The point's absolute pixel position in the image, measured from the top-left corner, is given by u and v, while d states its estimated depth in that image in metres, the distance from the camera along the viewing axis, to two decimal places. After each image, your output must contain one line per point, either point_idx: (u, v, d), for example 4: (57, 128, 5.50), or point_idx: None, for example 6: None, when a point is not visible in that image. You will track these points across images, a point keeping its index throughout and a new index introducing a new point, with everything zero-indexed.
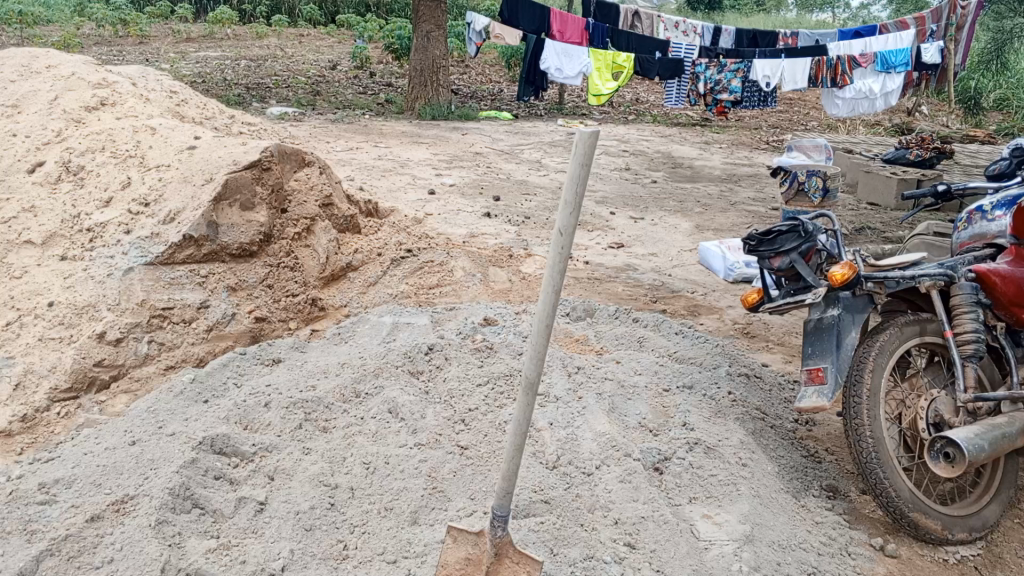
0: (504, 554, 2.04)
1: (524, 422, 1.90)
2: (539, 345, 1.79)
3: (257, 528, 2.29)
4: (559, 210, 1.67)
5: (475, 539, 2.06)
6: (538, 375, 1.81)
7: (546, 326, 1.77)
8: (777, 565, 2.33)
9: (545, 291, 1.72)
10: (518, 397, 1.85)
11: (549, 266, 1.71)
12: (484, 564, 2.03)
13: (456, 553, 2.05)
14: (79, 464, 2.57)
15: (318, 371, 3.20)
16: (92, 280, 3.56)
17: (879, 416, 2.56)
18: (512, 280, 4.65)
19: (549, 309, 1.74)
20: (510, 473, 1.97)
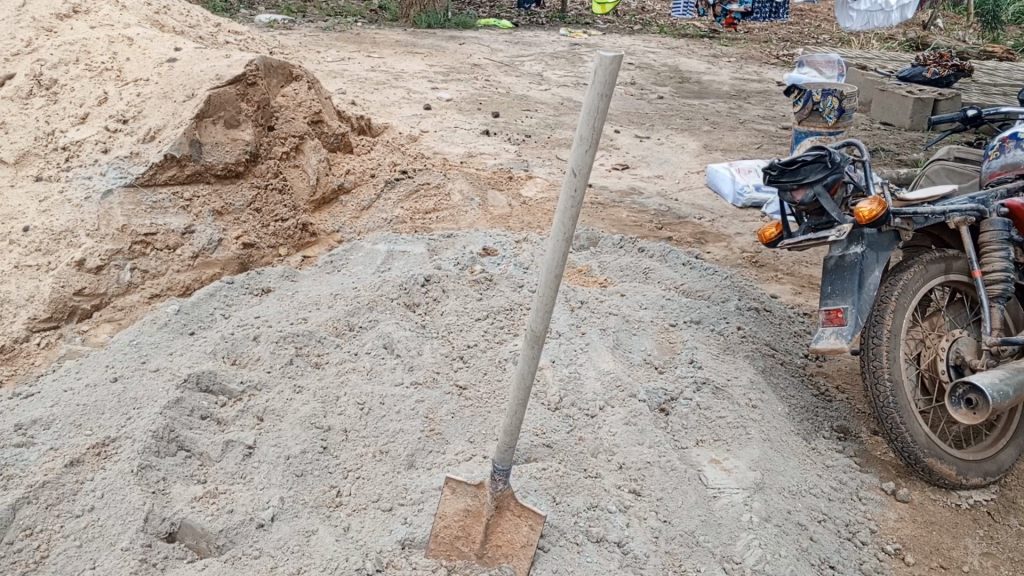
0: (505, 507, 1.99)
1: (526, 379, 1.77)
2: (545, 298, 1.64)
3: (245, 474, 2.19)
4: (572, 148, 1.50)
5: (475, 490, 2.01)
6: (544, 328, 1.67)
7: (554, 275, 1.62)
8: (788, 515, 2.24)
9: (554, 238, 1.56)
10: (523, 349, 1.72)
11: (559, 211, 1.55)
12: (483, 515, 1.98)
13: (456, 503, 2.00)
14: (57, 402, 2.45)
15: (309, 303, 3.05)
16: (69, 204, 3.38)
17: (899, 358, 2.43)
18: (512, 204, 4.47)
19: (558, 258, 1.58)
20: (512, 430, 1.85)
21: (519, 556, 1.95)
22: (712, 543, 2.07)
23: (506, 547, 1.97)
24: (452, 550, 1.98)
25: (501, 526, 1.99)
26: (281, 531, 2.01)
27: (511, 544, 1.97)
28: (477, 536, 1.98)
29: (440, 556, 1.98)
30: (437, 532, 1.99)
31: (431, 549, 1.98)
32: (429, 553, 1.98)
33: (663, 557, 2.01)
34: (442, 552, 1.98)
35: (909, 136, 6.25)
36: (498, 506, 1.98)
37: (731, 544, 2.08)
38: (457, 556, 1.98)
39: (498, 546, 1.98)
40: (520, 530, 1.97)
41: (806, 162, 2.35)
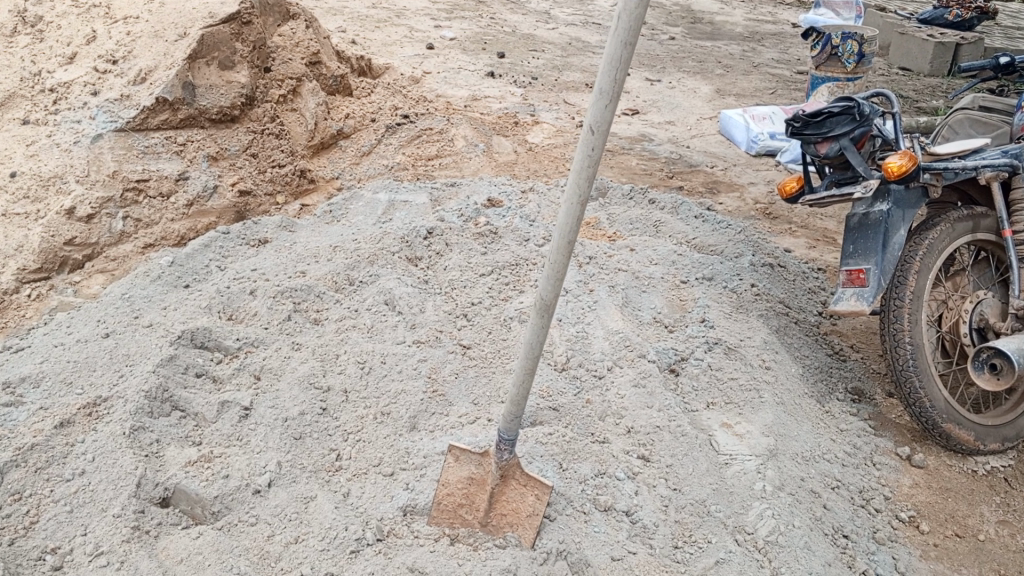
0: (510, 475, 1.91)
1: (534, 351, 1.68)
2: (556, 265, 1.53)
3: (241, 436, 2.11)
4: (591, 101, 1.37)
5: (480, 458, 1.94)
6: (555, 297, 1.57)
7: (568, 241, 1.50)
8: (801, 483, 2.17)
9: (568, 201, 1.45)
10: (532, 319, 1.62)
11: (575, 171, 1.43)
12: (488, 483, 1.92)
13: (460, 471, 1.94)
14: (47, 359, 2.37)
15: (308, 256, 2.95)
16: (58, 148, 3.26)
17: (921, 321, 2.34)
18: (518, 151, 4.33)
19: (572, 223, 1.47)
20: (518, 400, 1.76)
21: (524, 524, 1.88)
22: (723, 513, 2.00)
23: (512, 516, 1.90)
24: (456, 520, 1.92)
25: (505, 494, 1.91)
26: (279, 497, 1.94)
27: (518, 513, 1.89)
28: (482, 503, 1.91)
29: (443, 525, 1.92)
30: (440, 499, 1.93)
31: (434, 516, 1.92)
32: (432, 520, 1.92)
33: (673, 527, 1.95)
34: (447, 520, 1.92)
35: (928, 82, 6.05)
36: (503, 476, 1.90)
37: (743, 514, 2.01)
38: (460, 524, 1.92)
39: (503, 514, 1.90)
40: (526, 500, 1.89)
41: (833, 113, 2.22)
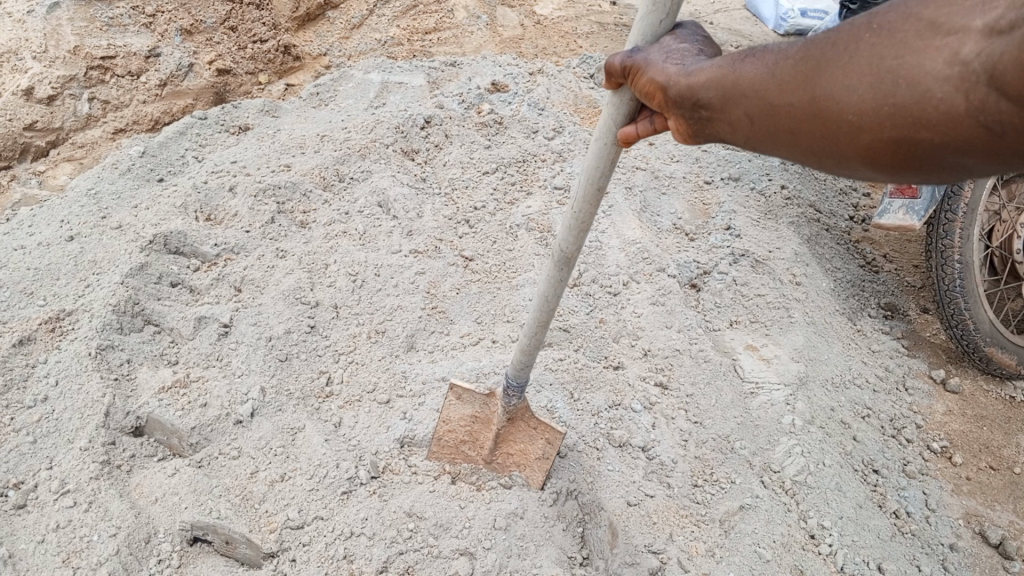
0: (519, 417, 1.73)
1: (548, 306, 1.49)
2: (582, 214, 1.33)
3: (221, 356, 1.92)
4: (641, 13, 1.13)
5: (486, 397, 1.76)
6: (577, 249, 1.38)
7: (596, 187, 1.29)
8: (831, 414, 2.01)
9: (601, 139, 1.22)
10: (548, 269, 1.43)
11: (612, 103, 1.19)
12: (493, 423, 1.74)
13: (465, 411, 1.76)
14: (5, 264, 2.14)
15: (293, 146, 2.67)
16: (10, 18, 2.92)
17: (974, 237, 2.11)
18: (525, 24, 3.94)
19: (604, 168, 1.25)
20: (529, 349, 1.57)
21: (534, 468, 1.72)
22: (749, 451, 1.83)
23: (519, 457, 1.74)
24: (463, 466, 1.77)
25: (513, 434, 1.75)
26: (263, 429, 1.76)
27: (527, 454, 1.73)
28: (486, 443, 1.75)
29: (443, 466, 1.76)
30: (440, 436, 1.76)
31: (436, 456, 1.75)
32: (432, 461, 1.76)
33: (693, 464, 1.79)
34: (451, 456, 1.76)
35: None
36: (512, 418, 1.72)
37: (770, 450, 1.85)
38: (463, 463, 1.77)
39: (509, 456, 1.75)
40: (537, 442, 1.72)
41: None
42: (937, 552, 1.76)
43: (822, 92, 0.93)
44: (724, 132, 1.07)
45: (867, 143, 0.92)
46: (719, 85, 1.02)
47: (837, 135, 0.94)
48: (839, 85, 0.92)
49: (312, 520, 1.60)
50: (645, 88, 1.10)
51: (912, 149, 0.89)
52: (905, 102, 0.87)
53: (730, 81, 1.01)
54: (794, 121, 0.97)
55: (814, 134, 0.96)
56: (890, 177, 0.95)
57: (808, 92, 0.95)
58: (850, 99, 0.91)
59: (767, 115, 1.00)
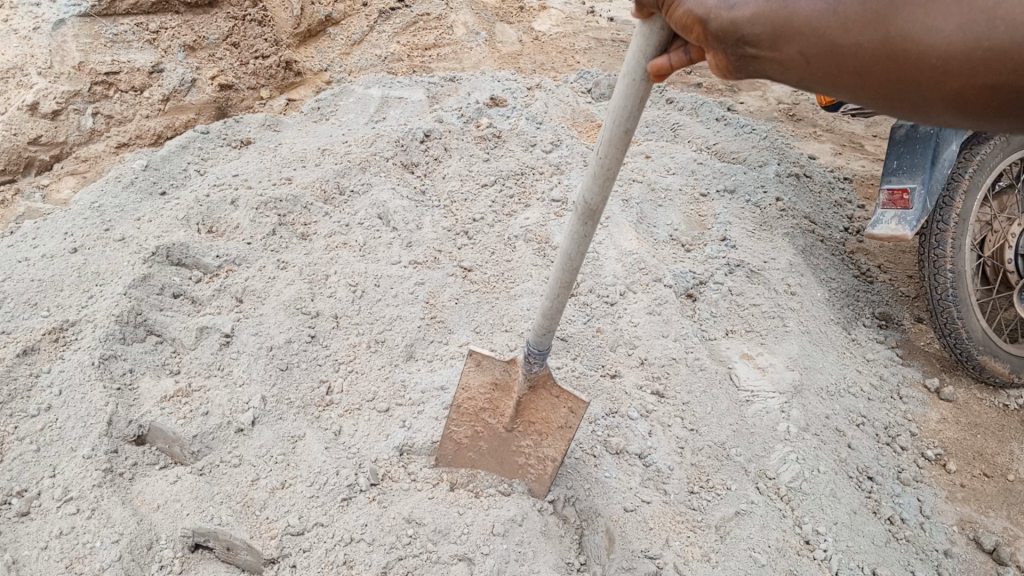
0: (541, 386, 1.75)
1: (574, 264, 1.48)
2: (608, 158, 1.30)
3: (222, 365, 1.94)
4: None
5: (508, 364, 1.79)
6: (601, 196, 1.36)
7: (623, 132, 1.26)
8: (826, 421, 2.03)
9: (629, 79, 1.19)
10: (572, 219, 1.41)
11: (639, 39, 1.15)
12: (514, 391, 1.78)
13: (485, 378, 1.81)
14: (9, 276, 2.16)
15: (294, 159, 2.71)
16: (15, 34, 2.96)
17: (965, 247, 2.14)
18: (523, 40, 3.99)
19: (632, 109, 1.22)
20: (551, 315, 1.59)
21: (557, 436, 1.74)
22: (745, 458, 1.86)
23: (542, 425, 1.77)
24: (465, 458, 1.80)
25: (535, 403, 1.77)
26: (264, 437, 1.78)
27: (549, 423, 1.75)
28: (507, 411, 1.80)
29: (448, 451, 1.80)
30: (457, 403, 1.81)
31: (454, 420, 1.79)
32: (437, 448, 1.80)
33: (689, 471, 1.81)
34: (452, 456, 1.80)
35: None
36: (534, 385, 1.75)
37: (765, 457, 1.87)
38: (479, 433, 1.81)
39: (531, 425, 1.78)
40: (559, 410, 1.74)
41: None
42: (932, 558, 1.77)
43: (899, 31, 0.85)
44: (776, 71, 1.00)
45: (953, 87, 0.85)
46: (772, 21, 0.95)
47: (915, 80, 0.87)
48: (919, 24, 0.84)
49: (312, 526, 1.61)
50: (683, 19, 1.05)
51: (1005, 94, 0.83)
52: (1002, 44, 0.80)
53: (781, 16, 0.94)
54: (862, 64, 0.90)
55: (888, 76, 0.89)
56: (974, 123, 0.89)
57: (881, 31, 0.87)
58: (935, 39, 0.83)
59: (827, 55, 0.92)
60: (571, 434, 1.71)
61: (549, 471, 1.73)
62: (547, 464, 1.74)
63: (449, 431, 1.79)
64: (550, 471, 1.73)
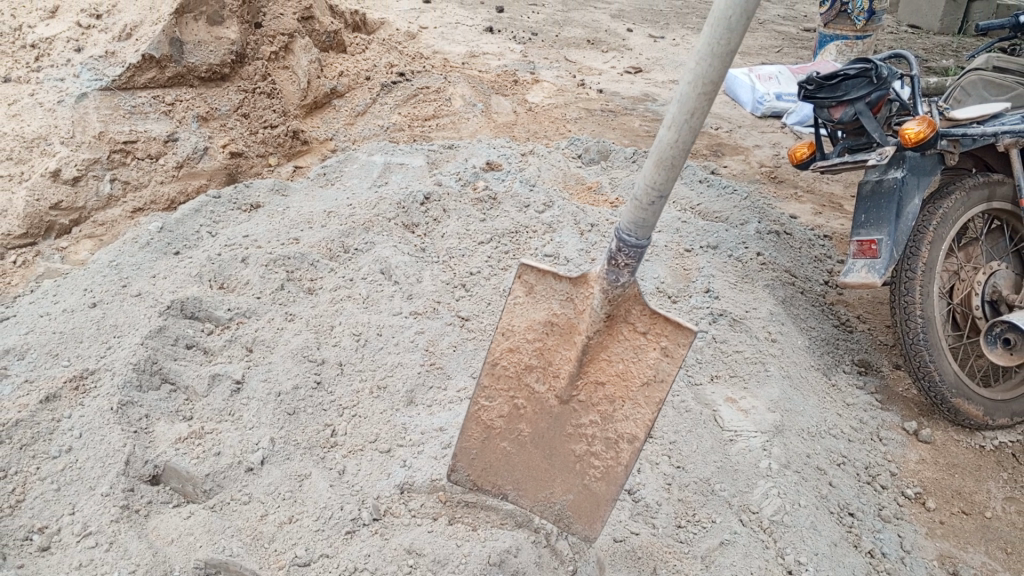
0: (617, 323, 1.73)
1: (726, 54, 1.37)
2: None
3: (233, 411, 2.05)
4: None
5: (569, 289, 1.77)
6: None
7: None
8: (807, 459, 2.13)
9: None
10: None
11: None
12: (579, 333, 1.75)
13: (536, 314, 1.78)
14: (32, 329, 2.30)
15: (301, 222, 2.86)
16: (41, 107, 3.13)
17: (933, 293, 2.27)
18: (517, 111, 4.21)
19: None
20: (672, 154, 1.47)
21: (640, 401, 1.69)
22: (728, 493, 1.95)
23: (615, 384, 1.72)
24: (491, 471, 1.80)
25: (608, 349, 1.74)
26: (272, 475, 1.88)
27: (630, 381, 1.71)
28: (564, 367, 1.76)
29: (476, 438, 1.79)
30: (497, 360, 1.79)
31: (488, 395, 1.79)
32: (462, 435, 1.80)
33: (676, 506, 1.90)
34: (468, 472, 1.81)
35: (937, 39, 5.95)
36: (610, 317, 1.72)
37: (747, 492, 1.96)
38: (522, 402, 1.78)
39: (601, 386, 1.73)
40: (646, 360, 1.70)
41: (849, 76, 2.13)
42: None
43: None
44: None
45: None
46: None
47: None
48: None
49: (318, 557, 1.70)
50: None
51: None
52: None
53: None
54: None
55: None
56: None
57: None
58: None
59: None
60: (663, 396, 1.66)
61: (626, 456, 1.68)
62: (623, 448, 1.69)
63: (484, 411, 1.79)
64: (625, 461, 1.68)
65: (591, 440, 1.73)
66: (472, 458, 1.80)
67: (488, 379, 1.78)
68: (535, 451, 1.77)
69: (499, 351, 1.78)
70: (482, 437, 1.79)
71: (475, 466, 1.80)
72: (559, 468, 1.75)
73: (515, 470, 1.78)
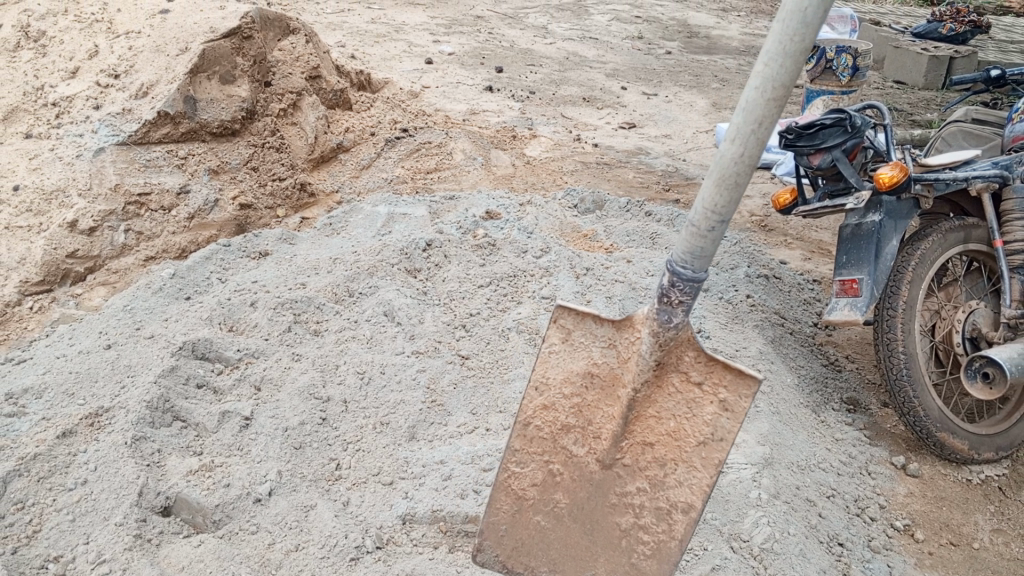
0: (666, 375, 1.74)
1: (797, 54, 1.42)
2: None
3: (242, 446, 2.13)
4: None
5: (612, 333, 1.78)
6: None
7: None
8: (796, 491, 2.20)
9: None
10: None
11: None
12: (624, 382, 1.76)
13: (576, 364, 1.79)
14: (49, 370, 2.39)
15: (308, 268, 2.98)
16: (60, 162, 3.29)
17: (914, 331, 2.36)
18: (516, 164, 4.37)
19: None
20: (735, 167, 1.50)
21: (696, 464, 1.70)
22: (720, 521, 2.02)
23: (666, 445, 1.73)
24: (523, 550, 1.74)
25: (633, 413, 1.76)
26: (279, 506, 1.96)
27: (684, 442, 1.71)
28: (609, 428, 1.76)
29: (507, 511, 1.76)
30: (531, 419, 1.80)
31: (518, 460, 1.78)
32: (493, 507, 1.77)
33: None
34: (496, 553, 1.75)
35: (922, 94, 6.16)
36: (661, 365, 1.73)
37: (739, 522, 2.03)
38: (558, 468, 1.77)
39: (650, 448, 1.73)
40: (701, 418, 1.71)
41: (825, 125, 2.27)
42: None
43: None
44: None
45: None
46: None
47: None
48: None
49: None
50: None
51: None
52: None
53: None
54: None
55: None
56: None
57: None
58: None
59: None
60: (720, 459, 1.68)
61: (679, 529, 1.68)
62: (675, 520, 1.69)
63: (513, 480, 1.77)
64: (679, 534, 1.68)
65: (638, 512, 1.72)
66: (501, 536, 1.76)
67: (519, 442, 1.78)
68: (572, 525, 1.74)
69: (532, 409, 1.79)
70: (513, 510, 1.76)
71: (504, 547, 1.75)
72: (602, 545, 1.72)
73: (551, 548, 1.74)
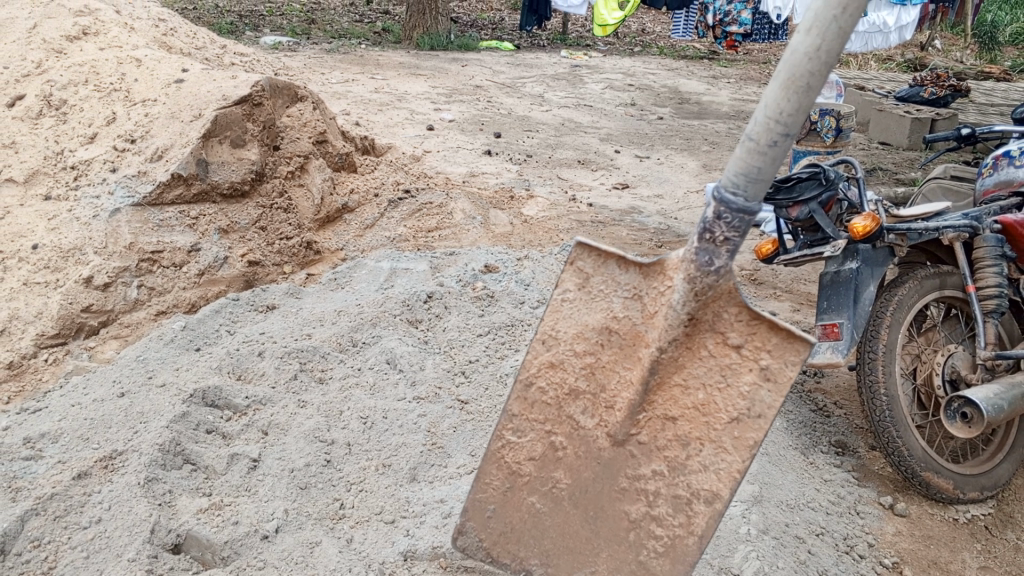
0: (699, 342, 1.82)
1: None
2: None
3: (250, 486, 2.22)
4: None
5: (637, 281, 1.90)
6: None
7: None
8: (785, 527, 2.28)
9: None
10: None
11: None
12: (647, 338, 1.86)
13: (595, 316, 1.92)
14: (65, 417, 2.49)
15: (313, 320, 3.10)
16: (77, 222, 3.43)
17: (895, 373, 2.47)
18: (514, 223, 4.53)
19: None
20: (811, 66, 1.59)
21: (727, 445, 1.80)
22: (710, 555, 2.08)
23: (693, 420, 1.82)
24: (511, 537, 1.93)
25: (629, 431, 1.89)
26: (285, 542, 2.03)
27: (713, 419, 1.80)
28: (620, 400, 1.87)
29: (498, 489, 1.95)
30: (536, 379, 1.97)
31: (510, 443, 1.96)
32: (483, 484, 1.95)
33: None
34: (481, 538, 1.94)
35: (907, 155, 6.37)
36: (693, 321, 1.80)
37: (729, 556, 2.09)
38: (561, 440, 1.93)
39: (675, 422, 1.83)
40: (735, 397, 1.80)
41: (802, 179, 2.43)
42: None
43: None
44: None
45: None
46: None
47: None
48: None
49: None
50: None
51: None
52: None
53: None
54: None
55: None
56: None
57: None
58: None
59: None
60: (754, 439, 1.77)
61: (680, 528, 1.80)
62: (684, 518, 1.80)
63: (501, 479, 1.95)
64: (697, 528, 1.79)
65: (651, 500, 1.83)
66: (489, 517, 1.95)
67: (518, 408, 1.96)
68: (567, 511, 1.91)
69: (539, 367, 1.96)
70: (506, 488, 1.95)
71: (491, 531, 1.94)
72: (605, 539, 1.87)
73: (546, 536, 1.92)
